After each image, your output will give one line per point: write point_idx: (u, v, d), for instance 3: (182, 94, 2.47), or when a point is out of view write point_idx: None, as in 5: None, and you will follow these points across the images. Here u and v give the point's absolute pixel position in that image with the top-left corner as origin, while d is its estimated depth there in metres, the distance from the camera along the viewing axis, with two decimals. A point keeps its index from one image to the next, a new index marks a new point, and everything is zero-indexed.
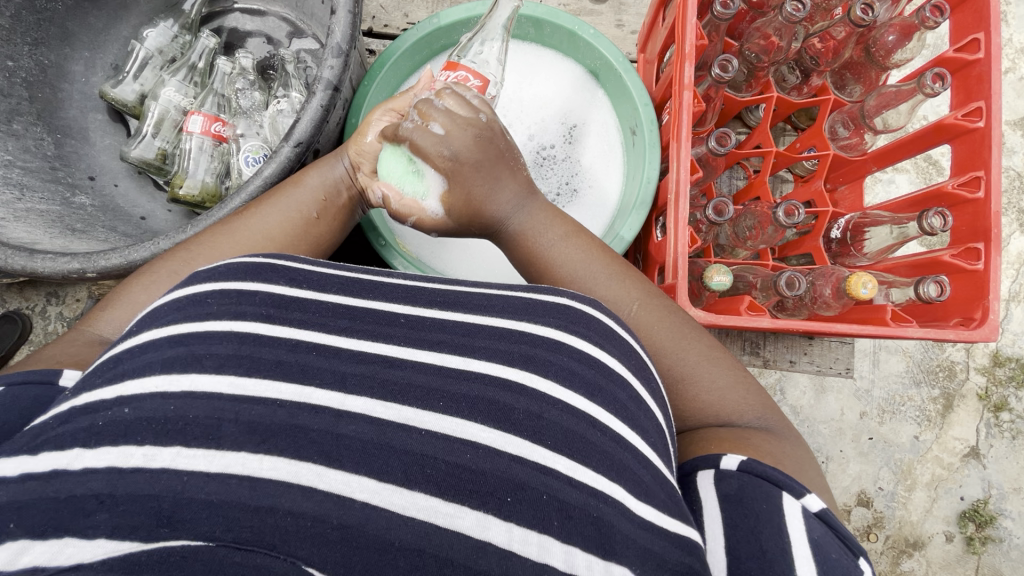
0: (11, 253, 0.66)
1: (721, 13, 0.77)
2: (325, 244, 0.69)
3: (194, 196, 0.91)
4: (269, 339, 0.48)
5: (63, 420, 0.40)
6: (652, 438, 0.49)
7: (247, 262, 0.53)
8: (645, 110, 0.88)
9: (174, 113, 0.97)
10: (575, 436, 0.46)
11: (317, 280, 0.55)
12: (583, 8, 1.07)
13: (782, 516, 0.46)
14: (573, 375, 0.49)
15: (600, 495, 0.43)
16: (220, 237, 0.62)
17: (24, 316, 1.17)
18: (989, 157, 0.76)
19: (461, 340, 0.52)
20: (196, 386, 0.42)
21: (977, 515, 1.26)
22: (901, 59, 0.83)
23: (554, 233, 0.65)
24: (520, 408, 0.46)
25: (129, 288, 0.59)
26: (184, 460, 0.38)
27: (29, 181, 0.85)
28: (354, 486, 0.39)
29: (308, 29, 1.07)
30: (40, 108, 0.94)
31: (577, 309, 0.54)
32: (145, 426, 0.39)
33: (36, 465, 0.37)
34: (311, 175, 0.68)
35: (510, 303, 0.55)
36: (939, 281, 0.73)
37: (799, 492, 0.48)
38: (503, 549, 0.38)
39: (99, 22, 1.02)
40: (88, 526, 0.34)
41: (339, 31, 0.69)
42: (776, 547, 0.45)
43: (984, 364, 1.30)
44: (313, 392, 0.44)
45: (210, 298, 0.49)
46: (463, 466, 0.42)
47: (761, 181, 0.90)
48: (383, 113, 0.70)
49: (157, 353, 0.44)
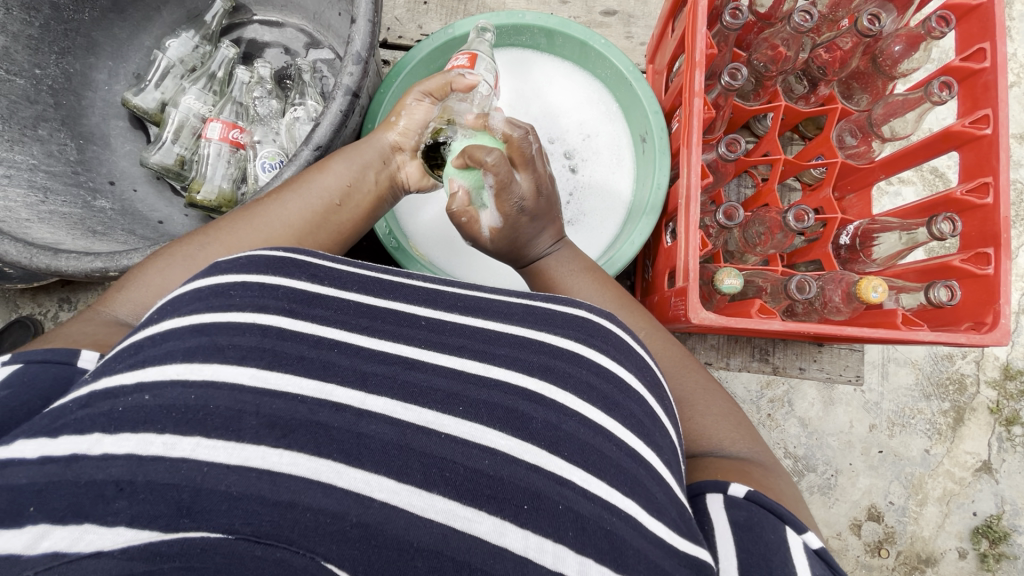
0: (37, 252, 0.68)
1: (730, 23, 0.78)
2: (344, 233, 0.70)
3: (211, 200, 0.93)
4: (292, 334, 0.48)
5: (83, 404, 0.39)
6: (666, 455, 0.49)
7: (267, 256, 0.52)
8: (656, 117, 0.89)
9: (193, 120, 1.00)
10: (591, 449, 0.45)
11: (339, 278, 0.54)
12: (592, 20, 1.09)
13: (787, 547, 0.47)
14: (590, 389, 0.49)
15: (614, 509, 0.43)
16: (238, 219, 0.62)
17: (36, 321, 1.19)
18: (997, 163, 0.77)
19: (482, 347, 0.52)
20: (217, 375, 0.42)
21: (991, 531, 1.24)
22: (907, 69, 0.84)
23: (571, 267, 0.71)
24: (538, 418, 0.46)
25: (145, 270, 0.59)
26: (204, 451, 0.37)
27: (53, 184, 0.88)
28: (373, 485, 0.39)
29: (325, 40, 1.10)
30: (64, 114, 0.96)
31: (595, 323, 0.55)
32: (165, 414, 0.39)
33: (55, 448, 0.36)
34: (336, 161, 0.69)
35: (532, 314, 0.55)
36: (949, 285, 0.75)
37: (801, 528, 0.49)
38: (519, 555, 0.38)
39: (123, 33, 1.05)
40: (108, 513, 0.33)
41: (359, 39, 0.70)
42: (783, 568, 0.45)
43: (995, 377, 1.29)
44: (334, 390, 0.44)
45: (234, 290, 0.48)
46: (481, 472, 0.42)
47: (769, 189, 0.92)
48: (417, 94, 0.75)
49: (179, 341, 0.44)
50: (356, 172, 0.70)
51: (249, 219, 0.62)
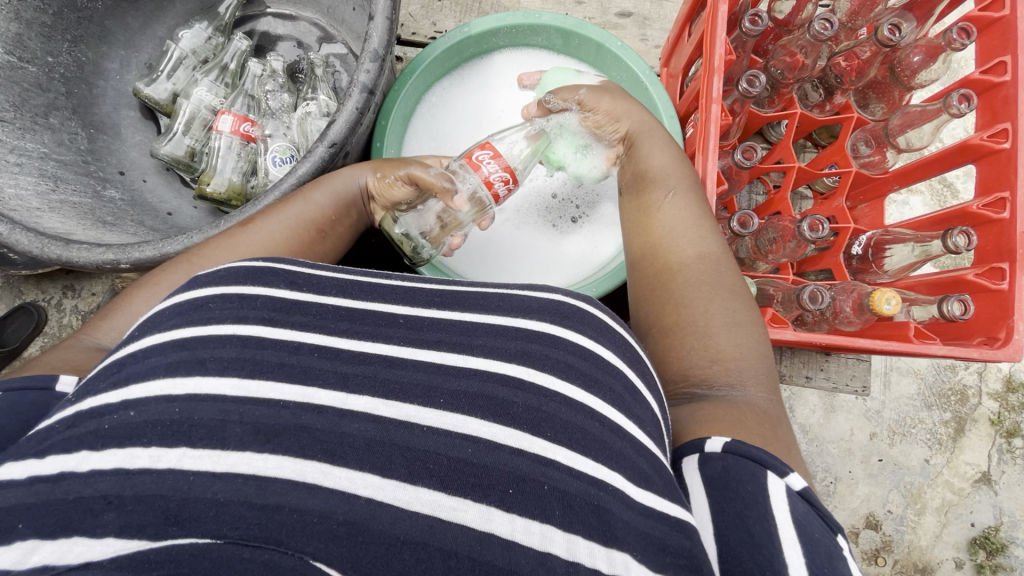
0: (48, 243, 0.68)
1: (750, 29, 0.78)
2: (330, 256, 0.71)
3: (221, 193, 0.93)
4: (270, 342, 0.47)
5: (69, 425, 0.39)
6: (649, 428, 0.49)
7: (245, 266, 0.52)
8: (670, 122, 0.89)
9: (205, 112, 0.99)
10: (574, 426, 0.45)
11: (317, 284, 0.54)
12: (607, 22, 1.09)
13: (765, 498, 0.45)
14: (568, 367, 0.49)
15: (601, 483, 0.42)
16: (224, 246, 0.62)
17: (40, 309, 1.18)
18: (1015, 177, 0.77)
19: (458, 339, 0.52)
20: (200, 389, 0.42)
21: (988, 542, 1.24)
22: (925, 80, 0.83)
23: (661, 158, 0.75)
24: (519, 403, 0.46)
25: (132, 297, 0.59)
26: (190, 461, 0.37)
27: (63, 173, 0.87)
28: (358, 482, 0.39)
29: (338, 35, 1.10)
30: (75, 103, 0.96)
31: (572, 305, 0.55)
32: (152, 428, 0.39)
33: (42, 468, 0.36)
34: (320, 192, 0.69)
35: (506, 301, 0.56)
36: (963, 299, 0.75)
37: (784, 471, 0.46)
38: (505, 539, 0.38)
39: (136, 22, 1.04)
40: (96, 525, 0.33)
41: (376, 36, 0.70)
42: (763, 531, 0.43)
43: (997, 390, 1.29)
44: (316, 393, 0.44)
45: (211, 303, 0.48)
46: (464, 461, 0.42)
47: (782, 197, 0.92)
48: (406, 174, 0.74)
49: (162, 357, 0.44)
50: (341, 205, 0.71)
51: (236, 245, 0.62)
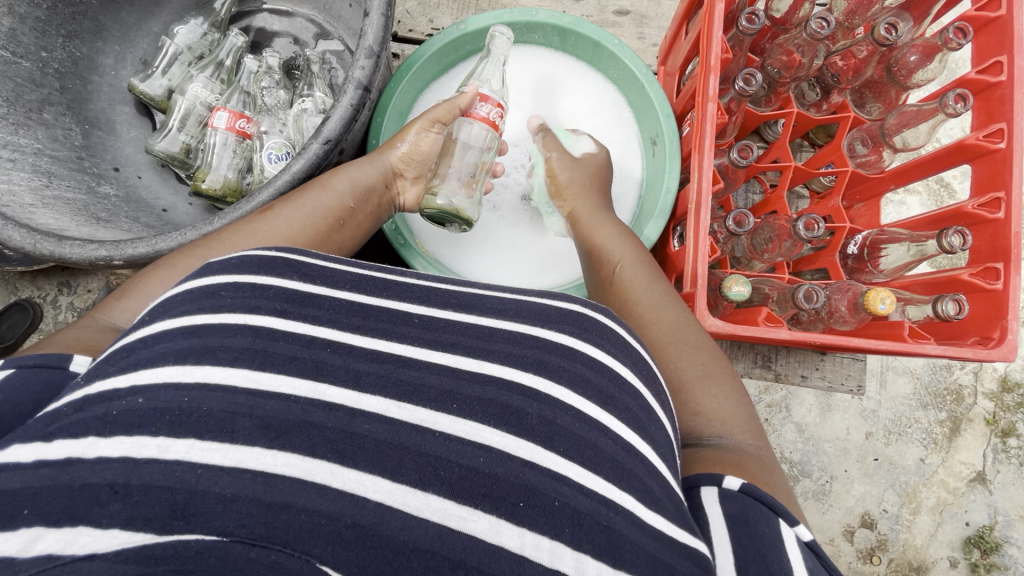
0: (41, 239, 0.68)
1: (746, 27, 0.78)
2: (346, 247, 0.71)
3: (216, 189, 0.92)
4: (282, 334, 0.47)
5: (77, 407, 0.39)
6: (662, 449, 0.49)
7: (260, 256, 0.51)
8: (667, 120, 0.89)
9: (200, 108, 0.99)
10: (586, 443, 0.45)
11: (330, 277, 0.54)
12: (606, 20, 1.08)
13: (781, 540, 0.46)
14: (585, 382, 0.49)
15: (612, 504, 0.42)
16: (240, 232, 0.62)
17: (35, 304, 1.18)
18: (1010, 178, 0.77)
19: (475, 343, 0.52)
20: (210, 378, 0.42)
21: (982, 541, 1.25)
22: (922, 79, 0.83)
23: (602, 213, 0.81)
24: (533, 413, 0.46)
25: (145, 280, 0.59)
26: (198, 453, 0.37)
27: (57, 169, 0.87)
28: (368, 485, 0.39)
29: (334, 31, 1.09)
30: (69, 99, 0.96)
31: (590, 317, 0.55)
32: (158, 417, 0.38)
33: (50, 451, 0.36)
34: (339, 179, 0.70)
35: (526, 308, 0.55)
36: (957, 299, 0.74)
37: (794, 521, 0.48)
38: (514, 554, 0.38)
39: (131, 17, 1.04)
40: (101, 515, 0.33)
41: (371, 33, 0.70)
42: (780, 567, 0.43)
43: (992, 389, 1.29)
44: (327, 389, 0.44)
45: (223, 291, 0.48)
46: (475, 470, 0.42)
47: (778, 196, 0.92)
48: (427, 125, 0.76)
49: (171, 343, 0.43)
50: (360, 193, 0.71)
51: (253, 231, 0.62)
